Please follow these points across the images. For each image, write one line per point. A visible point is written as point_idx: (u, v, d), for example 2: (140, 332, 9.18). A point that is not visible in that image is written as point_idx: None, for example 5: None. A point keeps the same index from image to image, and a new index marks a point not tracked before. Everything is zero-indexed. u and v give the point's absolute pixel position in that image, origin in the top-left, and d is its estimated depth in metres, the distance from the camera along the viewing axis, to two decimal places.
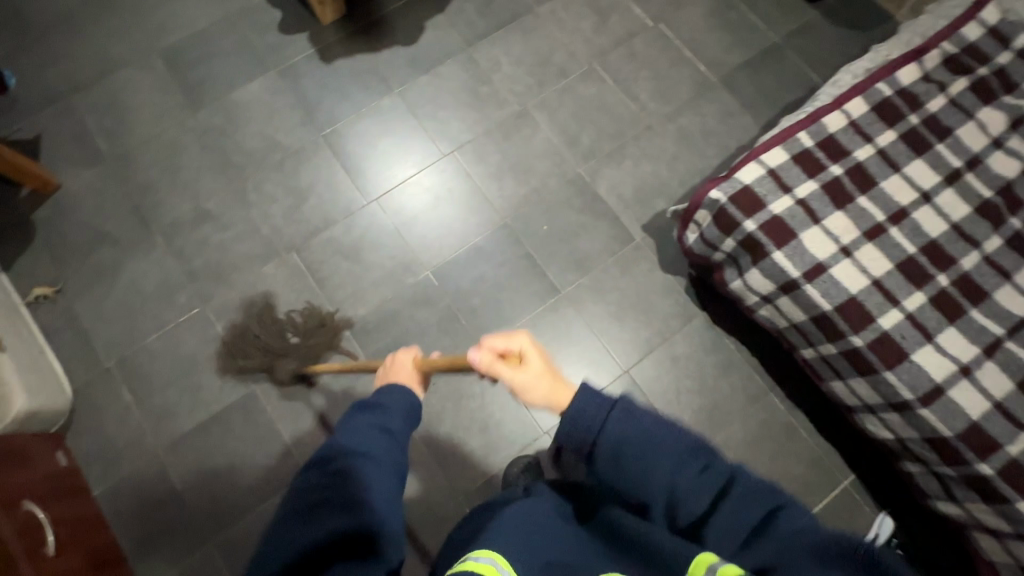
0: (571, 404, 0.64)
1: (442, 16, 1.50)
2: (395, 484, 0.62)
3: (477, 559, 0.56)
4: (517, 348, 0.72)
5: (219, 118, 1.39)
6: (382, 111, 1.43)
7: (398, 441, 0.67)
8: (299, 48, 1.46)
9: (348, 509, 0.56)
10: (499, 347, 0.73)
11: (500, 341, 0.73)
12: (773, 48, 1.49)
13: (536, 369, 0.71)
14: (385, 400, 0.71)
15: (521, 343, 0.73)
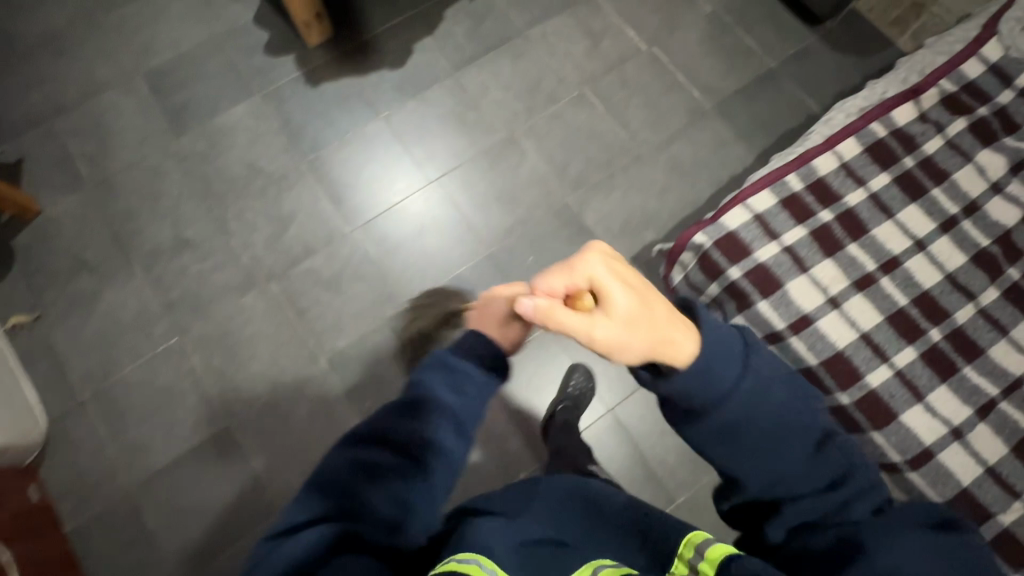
0: (689, 349, 0.60)
1: (431, 39, 1.47)
2: (445, 485, 0.61)
3: (461, 563, 0.48)
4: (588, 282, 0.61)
5: (203, 143, 1.37)
6: (367, 136, 1.40)
7: (466, 430, 0.64)
8: (284, 71, 1.43)
9: (392, 499, 0.56)
10: (562, 289, 0.63)
11: (562, 279, 0.63)
12: (769, 75, 1.45)
13: (617, 313, 0.60)
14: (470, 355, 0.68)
15: (588, 278, 0.61)
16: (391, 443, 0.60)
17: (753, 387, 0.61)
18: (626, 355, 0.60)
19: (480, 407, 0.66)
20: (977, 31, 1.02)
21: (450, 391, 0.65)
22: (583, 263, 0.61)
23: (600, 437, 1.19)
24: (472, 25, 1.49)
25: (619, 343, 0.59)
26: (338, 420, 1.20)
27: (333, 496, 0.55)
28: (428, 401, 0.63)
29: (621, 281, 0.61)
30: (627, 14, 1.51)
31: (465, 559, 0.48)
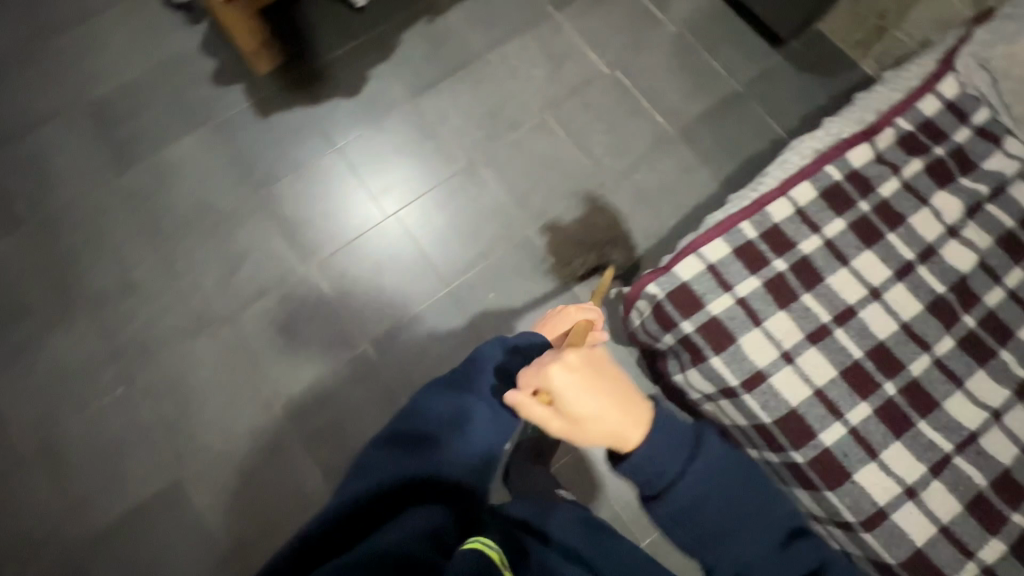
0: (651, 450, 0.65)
1: (386, 64, 1.42)
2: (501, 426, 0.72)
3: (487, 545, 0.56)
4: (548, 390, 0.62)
5: (150, 179, 1.32)
6: (321, 169, 1.35)
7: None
8: (233, 101, 1.38)
9: (468, 434, 0.68)
10: (529, 384, 0.63)
11: (529, 379, 0.64)
12: (734, 96, 1.42)
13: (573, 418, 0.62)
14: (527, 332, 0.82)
15: (553, 380, 0.62)
16: (470, 393, 0.72)
17: (709, 478, 0.66)
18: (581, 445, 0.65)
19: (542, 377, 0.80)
20: (934, 66, 1.01)
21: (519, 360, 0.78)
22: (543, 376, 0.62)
23: (567, 474, 1.16)
24: (431, 48, 1.44)
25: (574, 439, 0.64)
26: (294, 469, 1.17)
27: (422, 427, 0.68)
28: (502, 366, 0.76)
29: (580, 390, 0.62)
30: (589, 35, 1.47)
31: (489, 543, 0.57)
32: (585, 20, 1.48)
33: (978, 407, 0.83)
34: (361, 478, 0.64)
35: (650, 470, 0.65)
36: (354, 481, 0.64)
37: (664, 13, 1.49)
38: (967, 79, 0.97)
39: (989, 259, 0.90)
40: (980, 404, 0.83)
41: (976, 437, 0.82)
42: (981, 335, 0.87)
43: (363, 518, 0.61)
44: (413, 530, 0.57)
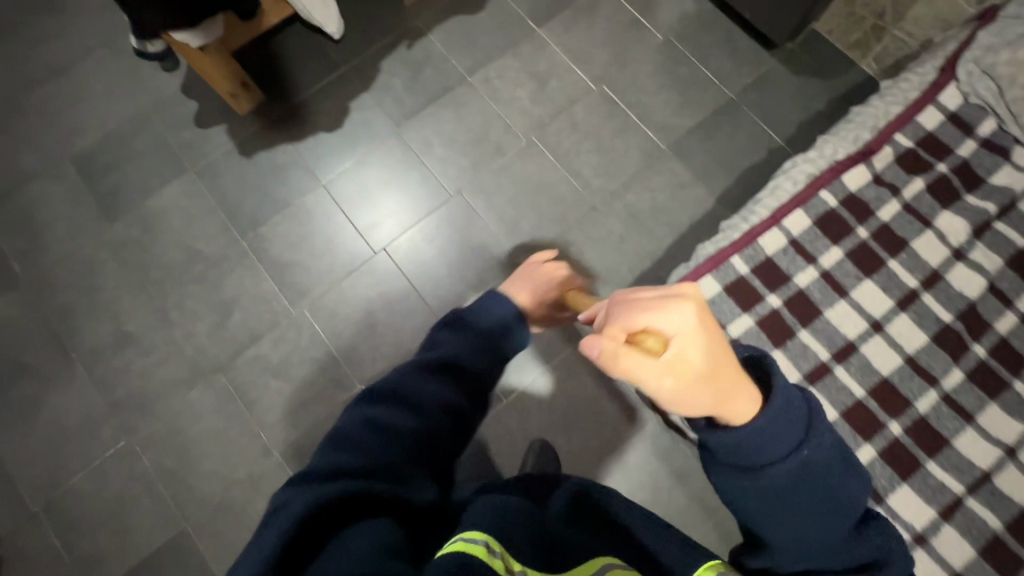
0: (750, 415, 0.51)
1: (367, 94, 1.40)
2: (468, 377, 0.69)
3: (469, 542, 0.42)
4: (666, 332, 0.47)
5: (137, 229, 1.32)
6: (308, 207, 1.34)
7: (472, 379, 0.69)
8: (217, 143, 1.37)
9: (435, 385, 0.64)
10: (634, 325, 0.48)
11: (640, 317, 0.48)
12: (727, 105, 1.38)
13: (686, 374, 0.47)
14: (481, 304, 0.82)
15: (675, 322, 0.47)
16: (404, 394, 0.61)
17: (803, 461, 0.52)
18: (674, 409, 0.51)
19: (484, 363, 0.72)
20: (934, 75, 0.95)
21: (452, 351, 0.70)
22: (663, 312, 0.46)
23: None
24: (411, 75, 1.42)
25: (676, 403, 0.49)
26: None
27: (347, 449, 0.53)
28: (433, 358, 0.68)
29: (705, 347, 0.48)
30: (573, 51, 1.43)
31: (472, 539, 0.43)
32: (568, 35, 1.44)
33: (992, 443, 0.79)
34: (270, 528, 0.45)
35: (746, 449, 0.52)
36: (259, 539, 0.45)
37: (650, 22, 1.45)
38: (969, 88, 0.91)
39: (999, 282, 0.85)
40: (993, 440, 0.79)
41: (989, 476, 0.77)
42: (992, 366, 0.82)
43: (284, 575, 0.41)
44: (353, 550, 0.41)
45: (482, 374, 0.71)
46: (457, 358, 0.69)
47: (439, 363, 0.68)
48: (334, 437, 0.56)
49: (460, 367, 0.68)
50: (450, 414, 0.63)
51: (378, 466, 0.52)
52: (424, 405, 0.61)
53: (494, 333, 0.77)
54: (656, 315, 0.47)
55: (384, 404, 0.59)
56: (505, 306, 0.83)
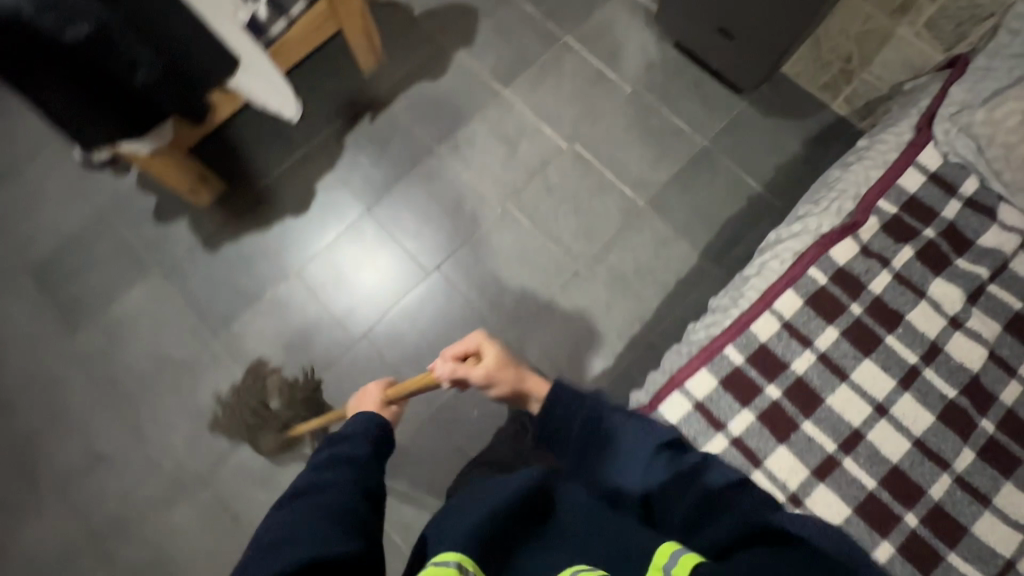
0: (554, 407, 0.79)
1: (333, 174, 1.36)
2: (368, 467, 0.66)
3: (439, 565, 0.48)
4: (474, 347, 0.90)
5: (102, 339, 1.25)
6: (280, 297, 1.29)
7: (371, 467, 0.66)
8: (180, 240, 1.31)
9: (333, 474, 0.63)
10: (458, 351, 0.90)
11: (458, 347, 0.90)
12: (702, 154, 1.35)
13: (495, 360, 0.88)
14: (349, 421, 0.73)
15: (475, 340, 0.91)
16: (318, 487, 0.60)
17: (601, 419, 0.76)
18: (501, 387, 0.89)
19: (380, 456, 0.70)
20: (911, 134, 0.92)
21: (339, 447, 0.67)
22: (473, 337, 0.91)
23: None
24: (376, 149, 1.37)
25: (491, 378, 0.88)
26: None
27: (265, 547, 0.52)
28: (331, 456, 0.66)
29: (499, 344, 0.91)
30: (541, 110, 1.40)
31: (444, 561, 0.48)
32: (534, 94, 1.41)
33: (1012, 526, 0.76)
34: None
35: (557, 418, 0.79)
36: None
37: (616, 73, 1.42)
38: (949, 146, 0.89)
39: (1000, 349, 0.82)
40: (1013, 523, 0.76)
41: (1013, 564, 0.74)
42: (1002, 441, 0.79)
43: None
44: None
45: (378, 464, 0.68)
46: (349, 452, 0.67)
47: (332, 466, 0.64)
48: (255, 544, 0.54)
49: (355, 457, 0.66)
50: (359, 493, 0.61)
51: (296, 542, 0.51)
52: (334, 488, 0.60)
53: (382, 436, 0.72)
54: (465, 344, 0.90)
55: (297, 500, 0.58)
56: (373, 415, 0.74)
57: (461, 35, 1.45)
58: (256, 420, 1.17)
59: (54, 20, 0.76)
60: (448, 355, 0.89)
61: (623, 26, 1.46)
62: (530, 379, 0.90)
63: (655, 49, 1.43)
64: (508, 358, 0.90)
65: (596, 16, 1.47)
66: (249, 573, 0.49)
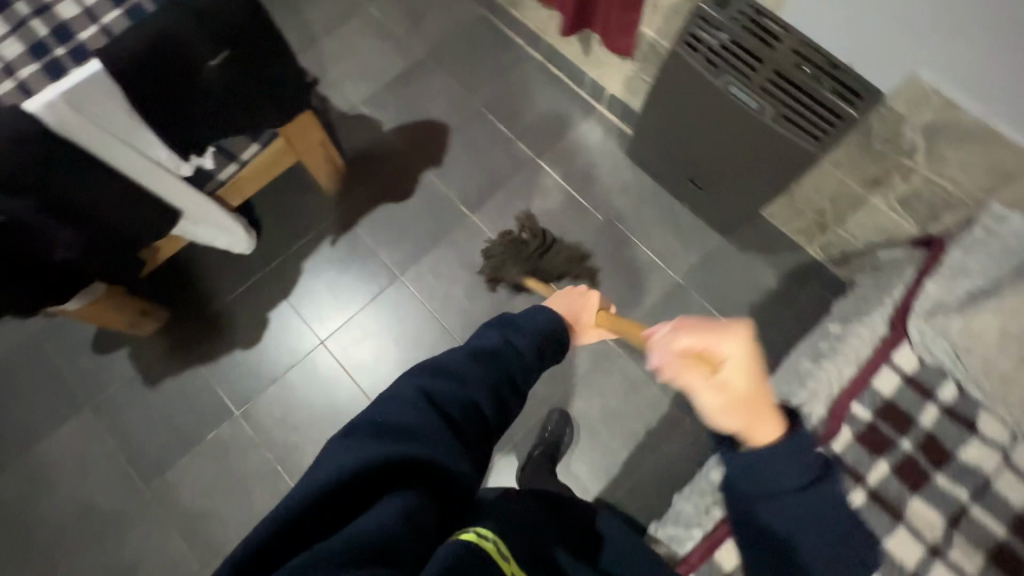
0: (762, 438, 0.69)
1: (289, 300, 1.29)
2: (511, 371, 0.69)
3: (482, 537, 0.49)
4: (716, 352, 0.68)
5: (21, 486, 1.14)
6: (222, 438, 1.19)
7: (518, 367, 0.70)
8: (117, 371, 1.21)
9: (471, 368, 0.65)
10: (692, 347, 0.69)
11: (699, 342, 0.68)
12: (675, 289, 1.30)
13: (720, 386, 0.68)
14: (524, 314, 0.76)
15: (727, 348, 0.67)
16: (454, 372, 0.64)
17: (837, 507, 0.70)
18: (712, 417, 0.71)
19: (539, 354, 0.73)
20: (884, 330, 0.89)
21: (500, 339, 0.72)
22: (724, 342, 0.67)
23: None
24: (337, 275, 1.31)
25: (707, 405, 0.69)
26: None
27: (393, 409, 0.57)
28: (483, 346, 0.70)
29: (751, 370, 0.67)
30: None
31: (483, 535, 0.49)
32: (505, 218, 1.36)
33: None
34: (313, 473, 0.49)
35: (761, 467, 0.70)
36: (305, 476, 0.49)
37: (588, 198, 1.38)
38: (926, 350, 0.86)
39: None
40: None
41: None
42: None
43: (317, 518, 0.45)
44: (390, 510, 0.47)
45: (530, 366, 0.72)
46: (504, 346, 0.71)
47: (487, 357, 0.68)
48: (388, 398, 0.59)
49: (506, 356, 0.70)
50: (490, 396, 0.65)
51: (418, 439, 0.54)
52: (471, 380, 0.64)
53: (548, 343, 0.74)
54: (712, 337, 0.68)
55: (433, 377, 0.63)
56: (551, 316, 0.77)
57: (430, 155, 1.42)
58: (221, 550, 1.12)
59: None
60: (682, 334, 0.71)
61: (596, 149, 1.42)
62: (765, 436, 0.69)
63: (629, 173, 1.39)
64: (755, 398, 0.68)
65: (569, 136, 1.44)
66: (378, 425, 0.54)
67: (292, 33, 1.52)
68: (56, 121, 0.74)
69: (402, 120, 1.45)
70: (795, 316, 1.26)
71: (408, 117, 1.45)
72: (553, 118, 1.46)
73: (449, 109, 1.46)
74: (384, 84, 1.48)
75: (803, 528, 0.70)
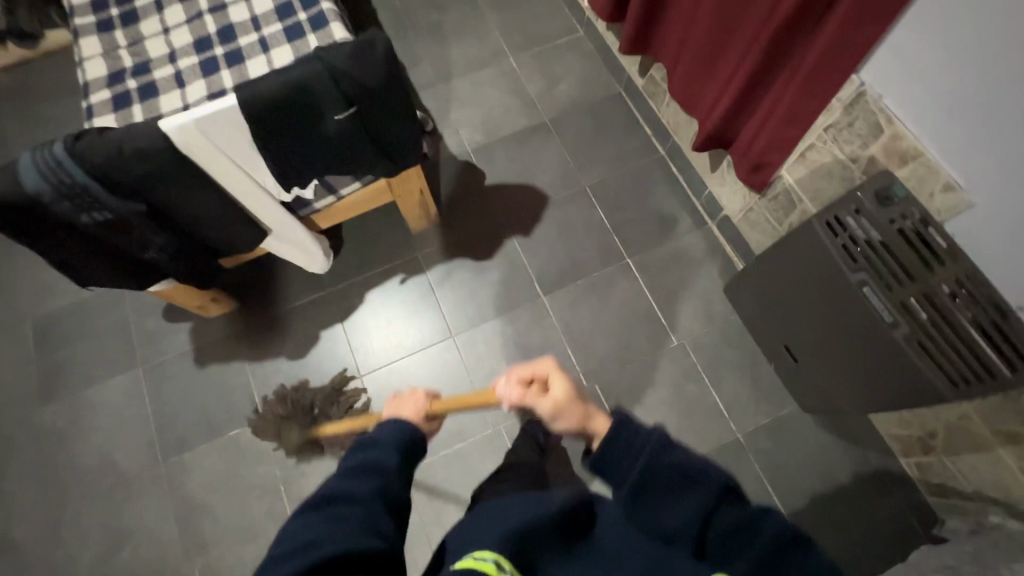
0: (599, 425, 0.69)
1: (342, 325, 1.30)
2: (392, 483, 0.61)
3: (477, 559, 0.44)
4: (540, 373, 0.75)
5: (65, 420, 1.23)
6: (241, 439, 1.21)
7: (397, 478, 0.62)
8: (175, 342, 1.28)
9: (344, 485, 0.58)
10: (526, 374, 0.75)
11: (526, 369, 0.76)
12: (731, 447, 1.17)
13: (552, 397, 0.71)
14: (381, 431, 0.67)
15: (546, 368, 0.75)
16: (337, 497, 0.56)
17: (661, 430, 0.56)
18: (558, 425, 0.71)
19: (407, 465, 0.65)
20: None
21: (368, 452, 0.64)
22: (539, 363, 0.75)
23: None
24: (395, 315, 1.31)
25: (554, 413, 0.70)
26: None
27: (289, 544, 0.50)
28: (354, 462, 0.62)
29: (567, 385, 0.72)
30: (575, 330, 1.28)
31: (483, 556, 0.45)
32: (574, 309, 1.30)
33: None
34: None
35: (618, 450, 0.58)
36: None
37: (667, 317, 1.28)
38: None
39: None
40: None
41: None
42: None
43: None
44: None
45: (405, 473, 0.64)
46: (377, 456, 0.63)
47: (362, 475, 0.60)
48: (275, 547, 0.51)
49: (382, 462, 0.62)
50: (383, 503, 0.58)
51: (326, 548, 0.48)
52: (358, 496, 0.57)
53: (410, 446, 0.67)
54: (533, 367, 0.76)
55: (320, 505, 0.56)
56: (406, 426, 0.68)
57: (521, 222, 1.38)
58: (206, 547, 1.14)
59: (73, 207, 0.76)
60: (514, 372, 0.77)
61: (692, 266, 1.32)
62: (603, 424, 0.69)
63: (719, 304, 1.29)
64: (576, 403, 0.70)
65: (668, 244, 1.35)
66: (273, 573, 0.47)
67: (431, 67, 1.56)
68: (184, 141, 0.78)
69: (505, 179, 1.43)
70: (864, 529, 1.08)
71: (513, 177, 1.43)
72: (657, 220, 1.37)
73: (554, 181, 1.42)
74: (499, 138, 1.47)
75: (656, 478, 0.54)
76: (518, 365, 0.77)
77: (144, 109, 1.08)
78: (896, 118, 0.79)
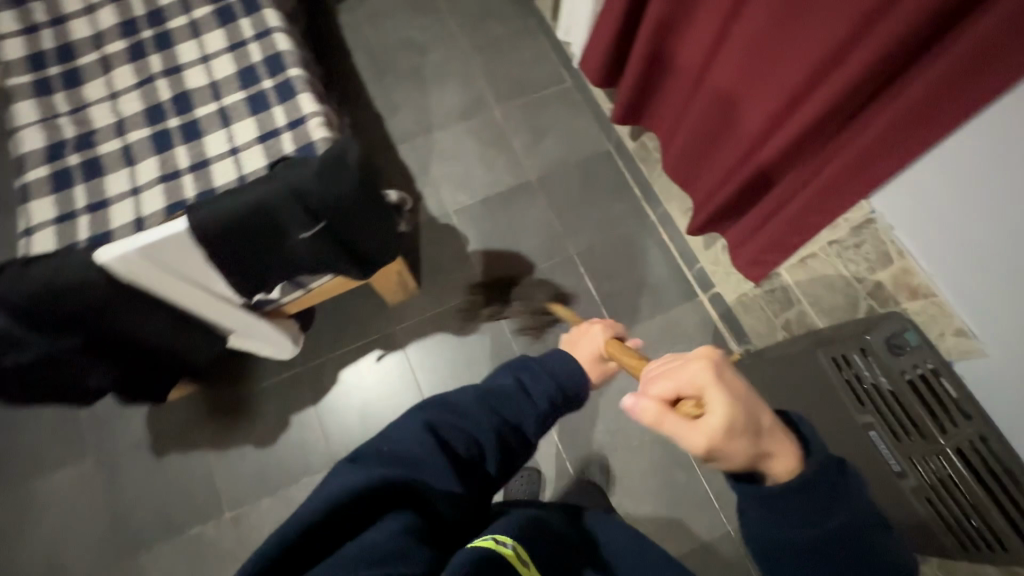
0: (783, 460, 0.46)
1: (314, 408, 1.21)
2: (524, 421, 0.56)
3: (498, 543, 0.47)
4: (689, 389, 0.47)
5: (5, 519, 1.12)
6: (204, 536, 1.13)
7: (532, 420, 0.56)
8: (131, 428, 1.18)
9: (472, 403, 0.55)
10: (668, 391, 0.48)
11: (664, 384, 0.48)
12: (720, 541, 1.14)
13: (711, 429, 0.44)
14: (545, 355, 0.60)
15: (698, 377, 0.47)
16: (459, 406, 0.55)
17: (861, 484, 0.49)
18: (718, 463, 0.46)
19: (554, 409, 0.58)
20: None
21: (518, 380, 0.58)
22: (687, 372, 0.47)
23: None
24: (371, 396, 1.23)
25: (712, 450, 0.44)
26: None
27: (400, 440, 0.51)
28: (498, 385, 0.57)
29: (733, 399, 0.45)
30: None
31: (502, 541, 0.47)
32: None
33: None
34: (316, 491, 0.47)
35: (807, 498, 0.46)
36: (305, 500, 0.46)
37: None
38: None
39: None
40: None
41: None
42: None
43: (301, 554, 0.43)
44: (378, 537, 0.43)
45: (544, 420, 0.57)
46: (522, 390, 0.57)
47: (499, 402, 0.56)
48: (390, 427, 0.54)
49: (522, 403, 0.56)
50: (495, 441, 0.54)
51: (418, 464, 0.49)
52: (478, 419, 0.54)
53: (566, 398, 0.58)
54: (677, 380, 0.48)
55: (438, 411, 0.54)
56: (571, 363, 0.59)
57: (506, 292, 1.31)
58: None
59: None
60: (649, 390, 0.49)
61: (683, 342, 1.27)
62: (787, 463, 0.46)
63: None
64: (744, 430, 0.44)
65: (658, 317, 1.29)
66: (376, 456, 0.49)
67: (410, 116, 1.47)
68: (125, 270, 0.68)
69: (489, 243, 1.35)
70: None
71: (497, 241, 1.35)
72: (648, 291, 1.32)
73: (540, 246, 1.35)
74: (483, 197, 1.39)
75: (845, 542, 0.47)
76: (649, 380, 0.50)
77: (86, 189, 0.97)
78: (908, 252, 0.76)
